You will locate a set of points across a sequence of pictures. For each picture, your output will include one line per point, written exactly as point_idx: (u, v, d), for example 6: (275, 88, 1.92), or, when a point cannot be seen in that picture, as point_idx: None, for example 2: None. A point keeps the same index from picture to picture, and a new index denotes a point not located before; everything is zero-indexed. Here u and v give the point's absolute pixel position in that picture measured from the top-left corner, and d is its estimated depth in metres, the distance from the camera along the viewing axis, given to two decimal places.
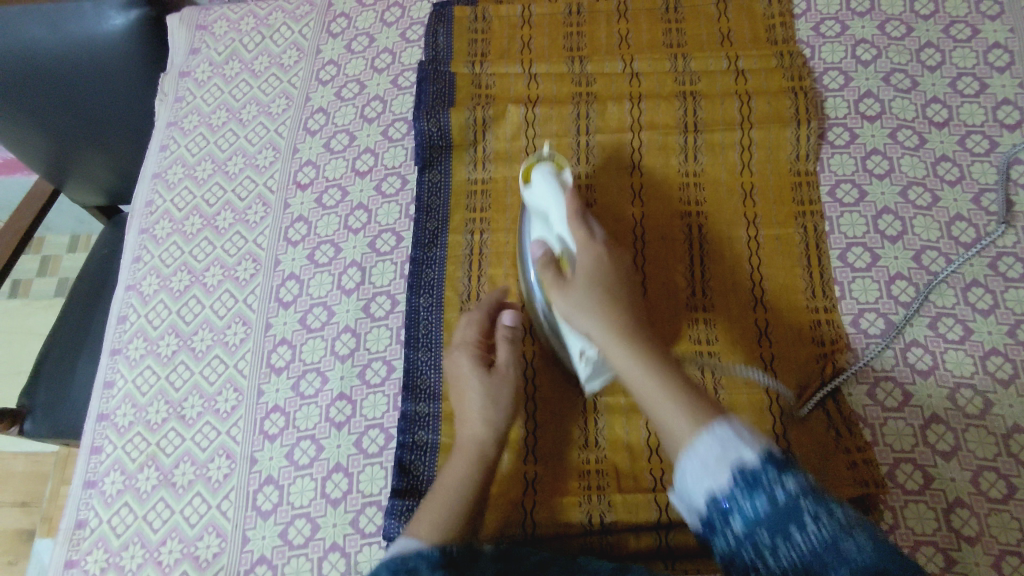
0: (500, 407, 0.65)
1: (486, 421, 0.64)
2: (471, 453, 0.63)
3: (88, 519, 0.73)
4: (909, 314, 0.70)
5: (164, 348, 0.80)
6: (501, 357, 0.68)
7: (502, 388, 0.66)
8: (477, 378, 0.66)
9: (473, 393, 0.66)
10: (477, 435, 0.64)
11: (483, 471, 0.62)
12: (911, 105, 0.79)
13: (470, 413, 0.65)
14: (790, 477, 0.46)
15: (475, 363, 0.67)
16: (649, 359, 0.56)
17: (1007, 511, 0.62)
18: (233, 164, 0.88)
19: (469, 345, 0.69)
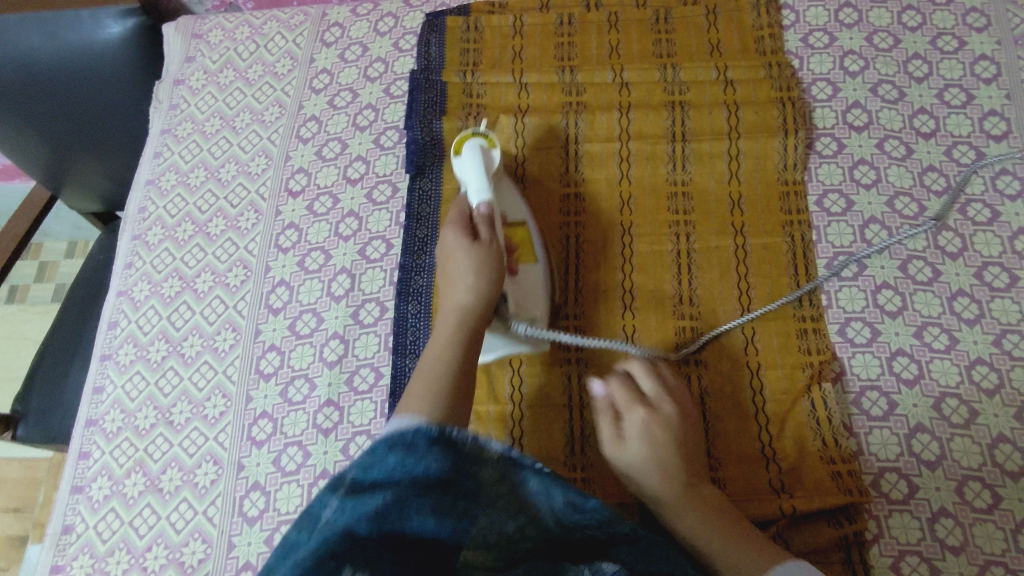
0: (486, 273, 0.64)
1: (469, 289, 0.63)
2: (456, 323, 0.62)
3: (75, 524, 0.73)
4: (829, 274, 0.73)
5: (154, 353, 0.80)
6: (485, 233, 0.66)
7: (488, 258, 0.64)
8: (464, 249, 0.64)
9: (459, 266, 0.64)
10: (462, 306, 0.63)
11: (469, 343, 0.62)
12: (899, 116, 0.79)
13: (455, 284, 0.63)
14: None
15: (459, 237, 0.66)
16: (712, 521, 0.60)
17: (992, 520, 0.62)
18: (226, 171, 0.89)
19: (456, 223, 0.67)
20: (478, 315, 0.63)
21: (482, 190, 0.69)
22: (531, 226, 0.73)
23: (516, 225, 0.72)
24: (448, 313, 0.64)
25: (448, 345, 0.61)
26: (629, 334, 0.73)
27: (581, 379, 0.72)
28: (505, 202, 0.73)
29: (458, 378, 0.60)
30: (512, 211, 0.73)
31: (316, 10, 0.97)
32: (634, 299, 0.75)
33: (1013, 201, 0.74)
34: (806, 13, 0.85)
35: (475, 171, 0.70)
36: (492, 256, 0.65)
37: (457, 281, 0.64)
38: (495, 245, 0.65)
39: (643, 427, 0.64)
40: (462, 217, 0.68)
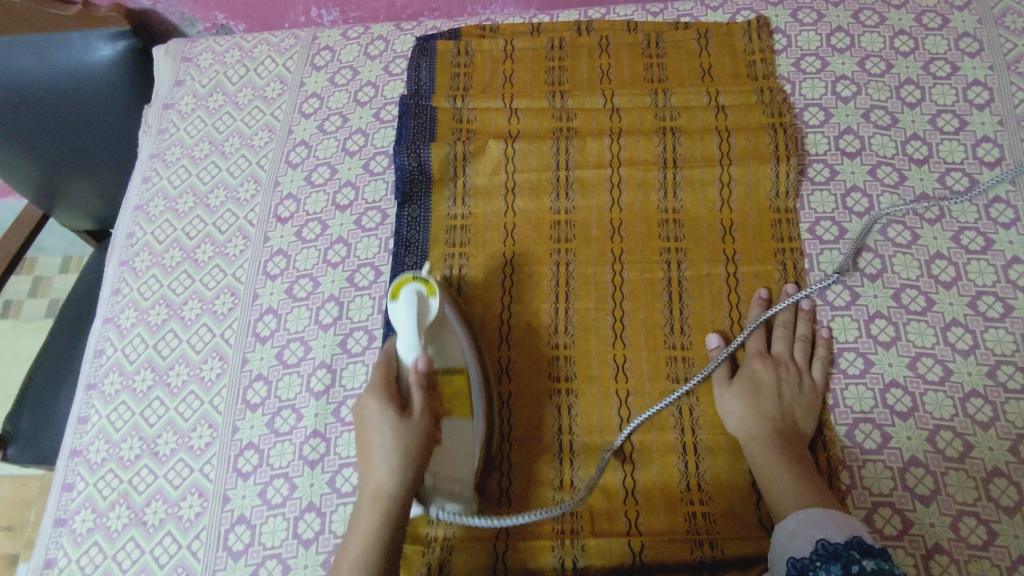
0: (411, 457, 0.62)
1: (393, 475, 0.61)
2: (376, 511, 0.60)
3: (57, 558, 0.72)
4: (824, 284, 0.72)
5: (140, 382, 0.79)
6: (416, 404, 0.63)
7: (413, 438, 0.62)
8: (388, 428, 0.62)
9: (382, 447, 0.62)
10: (385, 491, 0.61)
11: (392, 531, 0.60)
12: (891, 142, 0.79)
13: (376, 463, 0.62)
14: (868, 560, 0.52)
15: (386, 412, 0.63)
16: (791, 467, 0.63)
17: (987, 557, 0.61)
18: (215, 197, 0.88)
19: (383, 390, 0.64)
20: (403, 497, 0.61)
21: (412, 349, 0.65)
22: (472, 373, 0.69)
23: (455, 373, 0.68)
24: (367, 498, 0.61)
25: (369, 532, 0.59)
26: (619, 365, 0.72)
27: (571, 411, 0.71)
28: (443, 346, 0.68)
29: (382, 569, 0.59)
30: (452, 355, 0.68)
31: (306, 34, 0.97)
32: (624, 328, 0.74)
33: (1007, 229, 0.73)
34: (797, 38, 0.85)
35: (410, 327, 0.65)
36: (419, 434, 0.63)
37: (377, 463, 0.61)
38: (423, 419, 0.63)
39: (753, 379, 0.69)
40: (386, 382, 0.65)
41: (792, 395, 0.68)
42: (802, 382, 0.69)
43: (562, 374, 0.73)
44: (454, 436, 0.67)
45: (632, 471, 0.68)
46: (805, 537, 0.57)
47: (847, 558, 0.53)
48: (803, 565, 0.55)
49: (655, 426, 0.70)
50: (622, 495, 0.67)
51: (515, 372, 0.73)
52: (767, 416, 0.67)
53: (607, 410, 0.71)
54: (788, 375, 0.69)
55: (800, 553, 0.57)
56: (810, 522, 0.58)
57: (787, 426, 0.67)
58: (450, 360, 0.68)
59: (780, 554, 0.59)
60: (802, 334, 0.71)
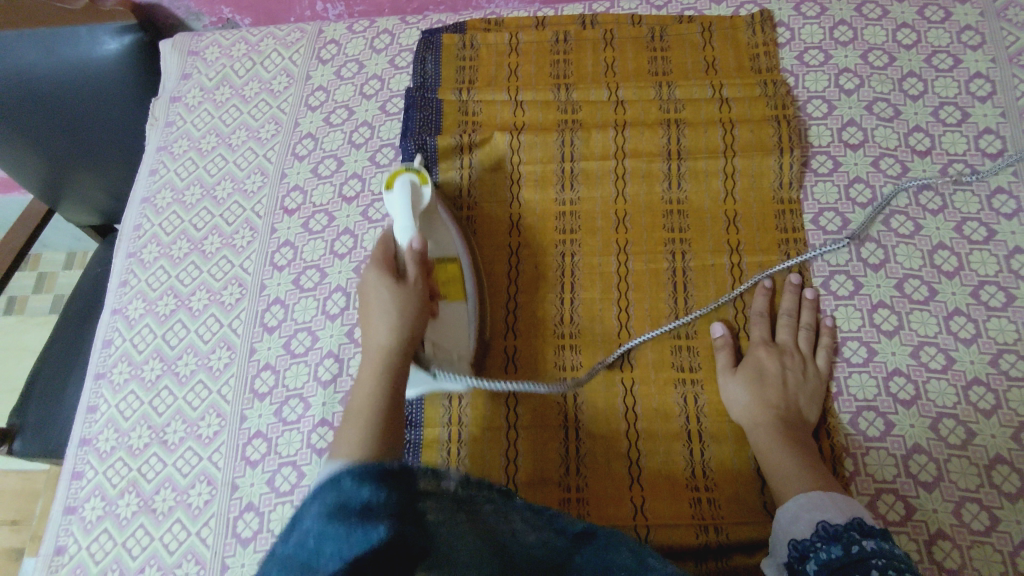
0: (409, 313, 0.62)
1: (393, 329, 0.61)
2: (380, 364, 0.60)
3: (67, 545, 0.73)
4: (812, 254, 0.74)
5: (148, 372, 0.80)
6: (412, 271, 0.65)
7: (411, 297, 0.63)
8: (386, 288, 0.63)
9: (379, 306, 0.62)
10: (385, 343, 0.61)
11: (395, 380, 0.59)
12: (894, 134, 0.79)
13: (376, 321, 0.62)
14: (869, 540, 0.54)
15: (383, 276, 0.64)
16: (796, 453, 0.64)
17: (990, 543, 0.62)
18: (222, 189, 0.89)
19: (380, 259, 0.65)
20: (403, 347, 0.61)
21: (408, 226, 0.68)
22: (463, 262, 0.73)
23: (447, 261, 0.72)
24: (369, 357, 0.61)
25: (374, 380, 0.59)
26: (624, 354, 0.73)
27: (577, 399, 0.72)
28: (435, 237, 0.73)
29: (388, 406, 0.57)
30: (444, 246, 0.73)
31: (312, 28, 0.98)
32: (630, 318, 0.74)
33: (1009, 220, 0.74)
34: (801, 31, 0.86)
35: (404, 210, 0.69)
36: (417, 296, 0.64)
37: (377, 321, 0.62)
38: (419, 282, 0.65)
39: (757, 365, 0.70)
40: (384, 253, 0.66)
41: (796, 382, 0.69)
42: (806, 369, 0.70)
43: (567, 362, 0.73)
44: (449, 315, 0.70)
45: (637, 458, 0.69)
46: (806, 521, 0.58)
47: (848, 539, 0.55)
48: (805, 548, 0.57)
49: (660, 413, 0.70)
50: (628, 480, 0.68)
51: (521, 360, 0.74)
52: (771, 405, 0.67)
53: (613, 398, 0.71)
54: (792, 363, 0.70)
55: (800, 536, 0.58)
56: (811, 506, 0.58)
57: (790, 412, 0.67)
58: (443, 251, 0.73)
59: (781, 538, 0.59)
60: (806, 323, 0.72)
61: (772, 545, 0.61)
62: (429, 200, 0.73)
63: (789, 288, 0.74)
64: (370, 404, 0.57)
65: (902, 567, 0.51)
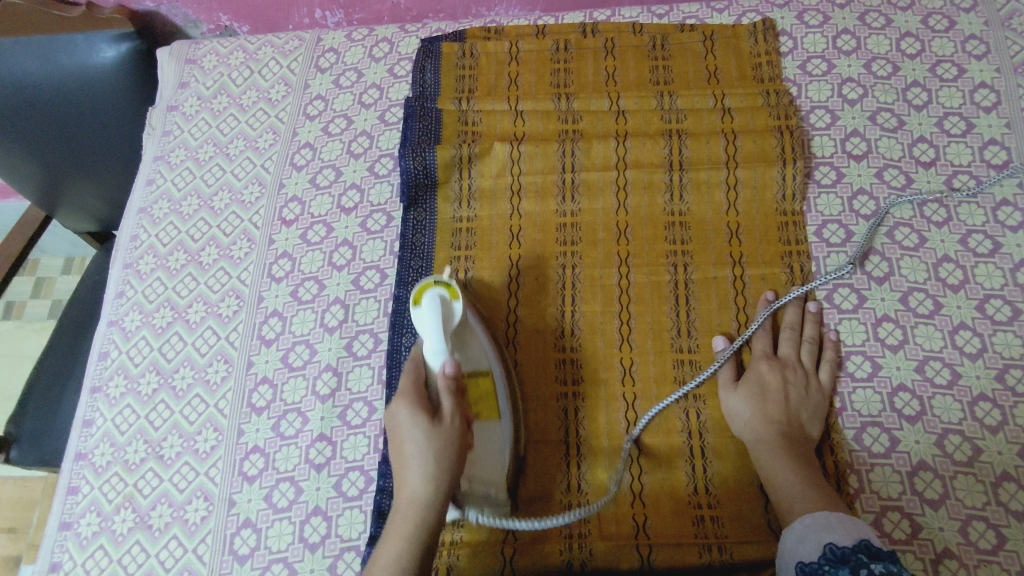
0: (444, 465, 0.58)
1: (428, 483, 0.58)
2: (412, 520, 0.57)
3: (62, 561, 0.72)
4: (822, 281, 0.73)
5: (145, 386, 0.79)
6: (446, 407, 0.60)
7: (445, 445, 0.59)
8: (419, 435, 0.59)
9: (413, 454, 0.58)
10: (419, 498, 0.58)
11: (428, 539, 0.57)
12: (898, 144, 0.78)
13: (409, 472, 0.58)
14: (877, 564, 0.52)
15: (416, 417, 0.59)
16: (799, 470, 0.63)
17: (997, 562, 0.61)
18: (219, 199, 0.88)
19: (412, 395, 0.61)
20: (438, 503, 0.58)
21: (439, 353, 0.63)
22: (496, 373, 0.68)
23: (481, 375, 0.67)
24: (401, 510, 0.58)
25: (402, 540, 0.57)
26: (625, 369, 0.72)
27: (578, 415, 0.71)
28: (467, 351, 0.67)
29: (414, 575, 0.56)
30: (476, 358, 0.67)
31: (311, 36, 0.97)
32: (631, 332, 0.74)
33: (1015, 232, 0.73)
34: (804, 40, 0.85)
35: (435, 332, 0.63)
36: (452, 439, 0.60)
37: (412, 472, 0.58)
38: (454, 423, 0.60)
39: (758, 382, 0.69)
40: (416, 384, 0.62)
41: (799, 397, 0.68)
42: (809, 384, 0.69)
43: (568, 378, 0.73)
44: (485, 439, 0.66)
45: (639, 475, 0.68)
46: (813, 542, 0.57)
47: (856, 562, 0.53)
48: (812, 570, 0.55)
49: (661, 429, 0.69)
50: (629, 498, 0.67)
51: (521, 375, 0.73)
52: (773, 420, 0.66)
53: (614, 413, 0.71)
54: (795, 377, 0.69)
55: (808, 558, 0.56)
56: (818, 528, 0.57)
57: (792, 427, 0.67)
58: (476, 364, 0.67)
59: (788, 560, 0.58)
60: (809, 336, 0.71)
61: (778, 566, 0.60)
62: (461, 314, 0.66)
63: (792, 301, 0.73)
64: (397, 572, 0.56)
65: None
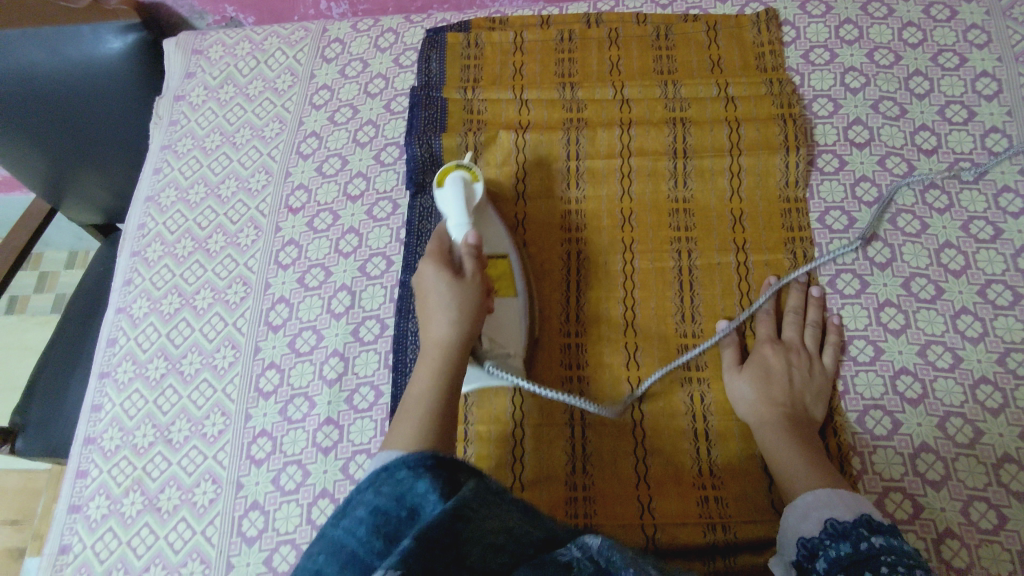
0: (467, 313, 0.64)
1: (452, 327, 0.64)
2: (438, 359, 0.63)
3: (72, 544, 0.73)
4: (818, 261, 0.74)
5: (153, 371, 0.80)
6: (468, 267, 0.66)
7: (467, 296, 0.65)
8: (443, 287, 0.65)
9: (438, 302, 0.65)
10: (443, 342, 0.64)
11: (451, 376, 0.62)
12: (900, 132, 0.79)
13: (434, 318, 0.64)
14: (877, 537, 0.54)
15: (440, 273, 0.65)
16: (803, 450, 0.63)
17: (998, 541, 0.62)
18: (226, 187, 0.89)
19: (436, 256, 0.67)
20: (462, 345, 0.64)
21: (461, 224, 0.70)
22: (513, 258, 0.73)
23: (498, 257, 0.73)
24: (428, 351, 0.64)
25: (431, 377, 0.62)
26: (630, 352, 0.73)
27: (583, 398, 0.72)
28: (487, 236, 0.73)
29: (443, 401, 0.61)
30: (494, 241, 0.73)
31: (316, 26, 0.97)
32: (635, 316, 0.74)
33: (1016, 219, 0.74)
34: (806, 30, 0.85)
35: (457, 208, 0.70)
36: (473, 292, 0.65)
37: (437, 316, 0.64)
38: (476, 281, 0.66)
39: (762, 363, 0.70)
40: (440, 248, 0.68)
41: (803, 380, 0.69)
42: (813, 366, 0.70)
43: (573, 360, 0.73)
44: (504, 311, 0.71)
45: (644, 457, 0.68)
46: (815, 519, 0.58)
47: (857, 536, 0.55)
48: (814, 545, 0.56)
49: (666, 412, 0.70)
50: (634, 479, 0.68)
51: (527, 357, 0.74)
52: (777, 402, 0.67)
53: (619, 396, 0.71)
54: (799, 361, 0.70)
55: (809, 533, 0.57)
56: (820, 504, 0.58)
57: (796, 409, 0.67)
58: (493, 246, 0.73)
59: (790, 537, 0.59)
60: (812, 321, 0.72)
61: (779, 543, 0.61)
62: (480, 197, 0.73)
63: (795, 288, 0.74)
64: (427, 403, 0.60)
65: (912, 563, 0.51)
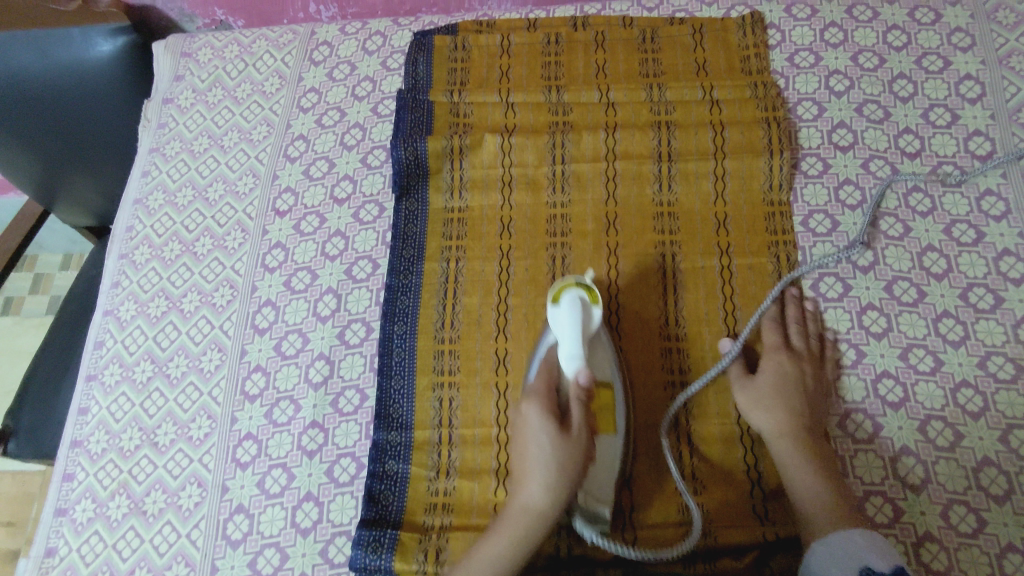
0: (566, 474, 0.60)
1: (544, 491, 0.60)
2: (524, 523, 0.60)
3: (58, 547, 0.73)
4: (812, 265, 0.73)
5: (139, 374, 0.80)
6: (577, 419, 0.62)
7: (570, 456, 0.61)
8: (546, 440, 0.61)
9: (536, 458, 0.61)
10: (535, 506, 0.60)
11: (526, 549, 0.60)
12: (884, 136, 0.79)
13: (531, 476, 0.61)
14: None
15: (544, 419, 0.62)
16: (822, 473, 0.62)
17: (977, 545, 0.62)
18: (214, 191, 0.89)
19: (542, 399, 0.63)
20: (552, 516, 0.60)
21: (573, 358, 0.63)
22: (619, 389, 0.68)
23: (604, 387, 0.67)
24: (517, 503, 0.61)
25: (508, 542, 0.60)
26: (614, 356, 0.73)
27: None
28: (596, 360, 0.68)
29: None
30: (601, 369, 0.67)
31: (304, 29, 0.98)
32: (621, 320, 0.74)
33: (998, 222, 0.74)
34: (791, 33, 0.86)
35: (572, 334, 0.64)
36: (577, 451, 0.61)
37: (533, 475, 0.61)
38: (582, 437, 0.62)
39: (775, 372, 0.68)
40: (548, 388, 0.64)
41: (815, 390, 0.68)
42: (819, 375, 0.69)
43: None
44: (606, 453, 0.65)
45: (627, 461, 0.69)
46: None
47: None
48: None
49: (651, 415, 0.70)
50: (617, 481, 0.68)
51: (512, 361, 0.73)
52: (796, 415, 0.65)
53: None
54: (810, 369, 0.69)
55: None
56: (846, 555, 0.57)
57: (815, 423, 0.66)
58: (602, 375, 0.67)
59: None
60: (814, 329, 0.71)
61: None
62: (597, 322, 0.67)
63: (792, 298, 0.73)
64: (498, 566, 0.59)
65: None
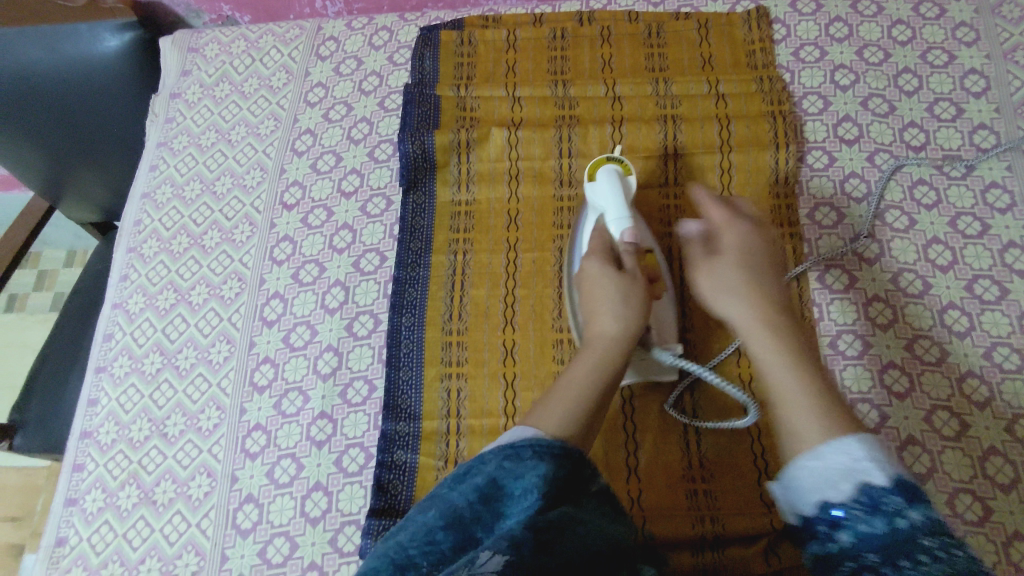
0: (634, 302, 0.62)
1: (619, 318, 0.61)
2: (603, 353, 0.60)
3: (68, 536, 0.73)
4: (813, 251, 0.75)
5: (149, 365, 0.80)
6: (631, 263, 0.64)
7: (635, 289, 0.62)
8: (611, 279, 0.62)
9: (603, 294, 0.62)
10: (611, 334, 0.60)
11: (608, 380, 0.58)
12: (889, 129, 0.80)
13: (602, 309, 0.62)
14: (914, 510, 0.45)
15: (604, 264, 0.64)
16: (797, 356, 0.56)
17: (984, 533, 0.62)
18: (221, 184, 0.90)
19: (600, 252, 0.65)
20: (629, 346, 0.60)
21: (620, 217, 0.67)
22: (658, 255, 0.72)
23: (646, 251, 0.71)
24: (591, 341, 0.61)
25: (591, 373, 0.58)
26: None
27: None
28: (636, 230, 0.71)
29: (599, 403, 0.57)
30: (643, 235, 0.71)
31: (311, 24, 0.98)
32: None
33: (1003, 214, 0.74)
34: (797, 27, 0.86)
35: (615, 199, 0.67)
36: (641, 287, 0.63)
37: (604, 309, 0.61)
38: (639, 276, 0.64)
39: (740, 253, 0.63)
40: (602, 245, 0.66)
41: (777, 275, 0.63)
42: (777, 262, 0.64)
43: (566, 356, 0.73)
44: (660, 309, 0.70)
45: (635, 451, 0.69)
46: (840, 476, 0.48)
47: (893, 510, 0.45)
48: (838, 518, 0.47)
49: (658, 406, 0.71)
50: (625, 472, 0.69)
51: (520, 353, 0.73)
52: (763, 295, 0.60)
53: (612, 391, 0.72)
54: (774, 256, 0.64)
55: (834, 498, 0.47)
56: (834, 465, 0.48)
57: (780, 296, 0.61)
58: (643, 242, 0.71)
59: (805, 486, 0.49)
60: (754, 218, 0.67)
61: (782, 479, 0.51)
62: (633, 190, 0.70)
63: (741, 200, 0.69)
64: (587, 393, 0.57)
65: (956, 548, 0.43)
